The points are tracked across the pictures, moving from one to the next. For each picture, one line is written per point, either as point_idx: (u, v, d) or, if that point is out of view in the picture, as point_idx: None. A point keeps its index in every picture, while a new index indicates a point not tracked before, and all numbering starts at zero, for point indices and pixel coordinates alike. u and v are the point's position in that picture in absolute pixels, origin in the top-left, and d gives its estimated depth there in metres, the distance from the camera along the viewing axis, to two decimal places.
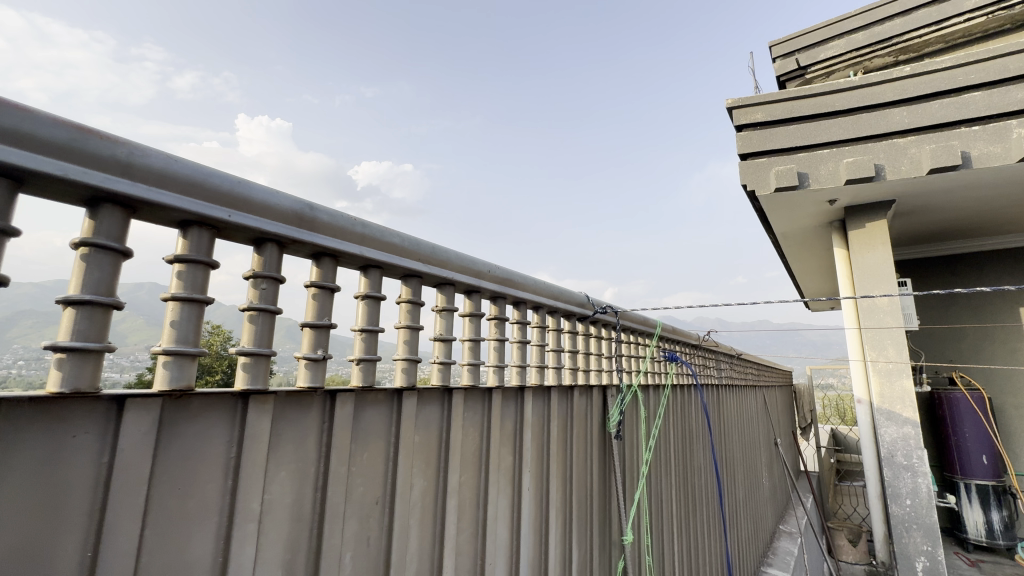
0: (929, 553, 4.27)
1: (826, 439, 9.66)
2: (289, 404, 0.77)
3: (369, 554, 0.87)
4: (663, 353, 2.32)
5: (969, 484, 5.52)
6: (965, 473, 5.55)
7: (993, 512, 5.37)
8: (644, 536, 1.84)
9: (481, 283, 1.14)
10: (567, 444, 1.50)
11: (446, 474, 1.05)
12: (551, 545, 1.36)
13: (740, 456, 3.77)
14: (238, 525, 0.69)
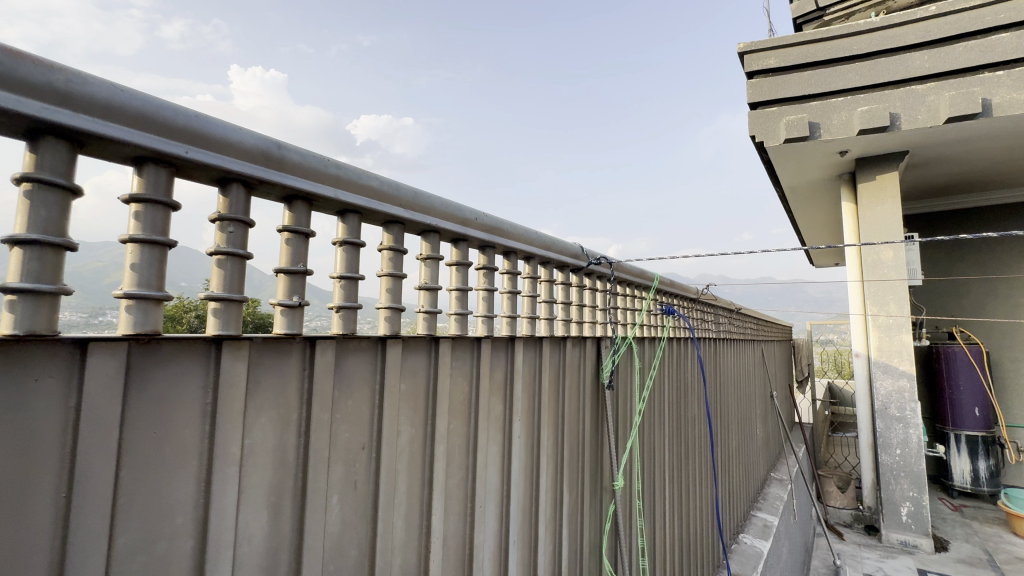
0: (913, 497, 5.01)
1: (821, 391, 9.86)
2: (266, 351, 0.76)
3: (357, 497, 0.89)
4: (661, 307, 2.31)
5: (960, 435, 5.67)
6: (957, 424, 5.69)
7: (980, 461, 5.56)
8: (635, 483, 1.89)
9: (468, 231, 1.11)
10: (559, 393, 1.51)
11: (434, 420, 1.06)
12: (542, 489, 1.40)
13: (737, 409, 3.86)
14: (220, 470, 0.69)
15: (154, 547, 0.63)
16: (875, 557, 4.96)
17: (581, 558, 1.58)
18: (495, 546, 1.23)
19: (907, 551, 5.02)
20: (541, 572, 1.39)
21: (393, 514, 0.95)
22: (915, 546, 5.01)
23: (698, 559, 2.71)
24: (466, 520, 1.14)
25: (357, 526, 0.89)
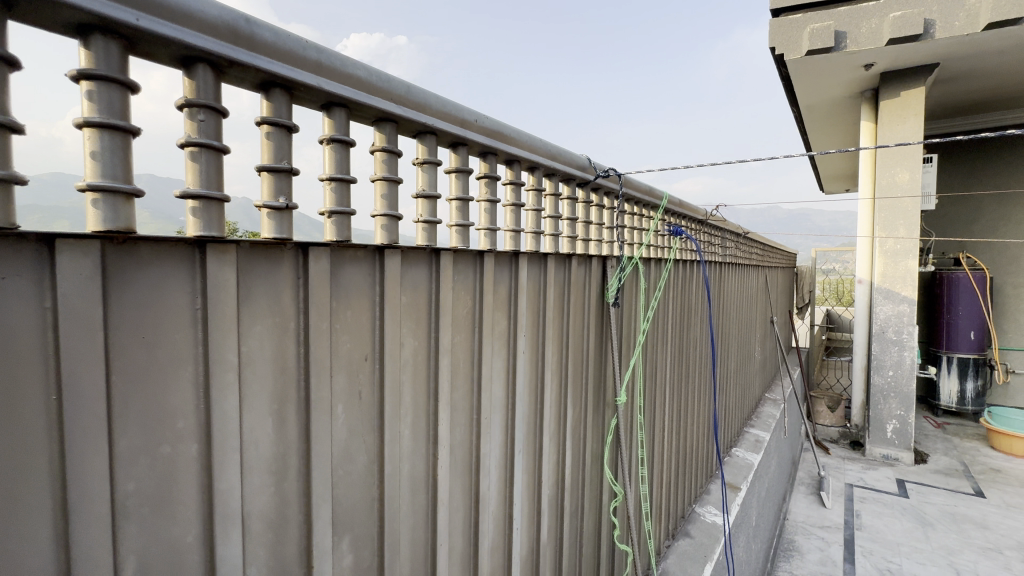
0: (900, 416, 5.87)
1: (820, 316, 10.03)
2: (255, 257, 0.71)
3: (362, 405, 0.88)
4: (669, 227, 2.24)
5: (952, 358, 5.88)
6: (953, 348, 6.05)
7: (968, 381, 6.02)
8: (637, 398, 1.92)
9: (468, 135, 1.02)
10: (564, 310, 1.50)
11: (438, 333, 1.04)
12: (548, 402, 1.43)
13: (737, 331, 3.90)
14: (218, 376, 0.67)
15: (156, 450, 0.62)
16: (858, 466, 6.01)
17: (584, 468, 1.65)
18: (502, 456, 1.27)
19: (888, 462, 6.00)
20: (548, 478, 1.45)
21: (400, 422, 0.96)
22: (896, 459, 5.98)
23: (692, 469, 2.86)
24: (472, 431, 1.16)
25: (363, 433, 0.89)
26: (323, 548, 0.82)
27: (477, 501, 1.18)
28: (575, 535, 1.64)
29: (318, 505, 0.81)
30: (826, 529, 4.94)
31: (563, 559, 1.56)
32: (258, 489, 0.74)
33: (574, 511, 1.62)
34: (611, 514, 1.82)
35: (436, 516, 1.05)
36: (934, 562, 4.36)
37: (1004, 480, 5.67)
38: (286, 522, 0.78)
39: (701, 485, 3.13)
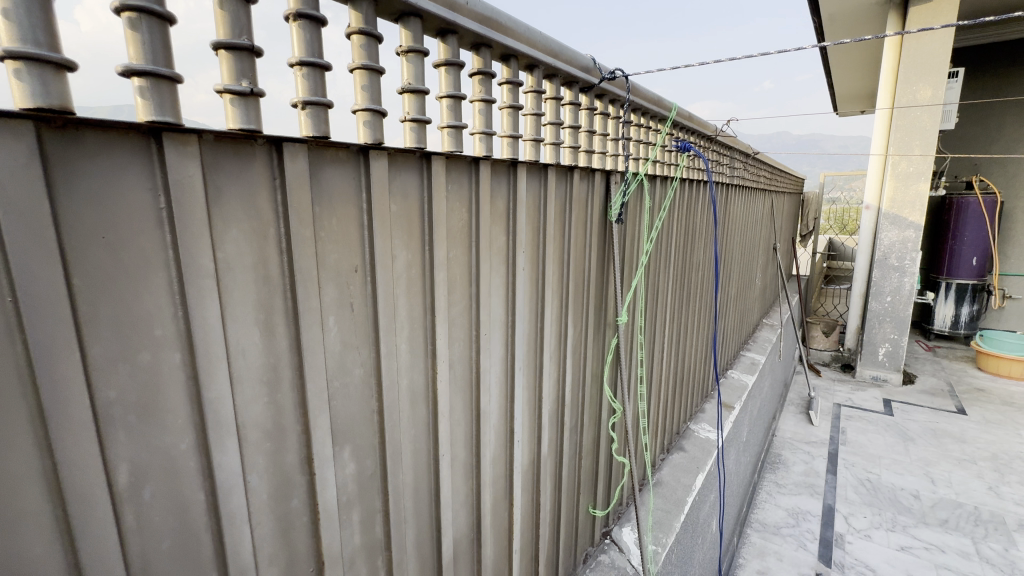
0: (893, 339, 6.14)
1: (823, 244, 9.99)
2: (223, 153, 0.64)
3: (355, 318, 0.85)
4: (676, 142, 2.11)
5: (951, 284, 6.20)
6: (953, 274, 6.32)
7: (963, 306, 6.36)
8: (637, 319, 1.92)
9: (458, 20, 0.91)
10: (565, 227, 1.44)
11: (432, 246, 0.98)
12: (548, 321, 1.41)
13: (740, 256, 3.85)
14: (194, 283, 0.63)
15: (135, 358, 0.59)
16: (847, 389, 6.35)
17: (584, 386, 1.68)
18: (502, 373, 1.26)
19: (876, 383, 6.37)
20: (548, 395, 1.47)
21: (395, 336, 0.93)
22: (884, 380, 6.34)
23: (688, 389, 2.93)
24: (471, 348, 1.14)
25: (358, 347, 0.87)
26: (324, 457, 0.83)
27: (478, 415, 1.19)
28: (574, 448, 1.70)
29: (316, 415, 0.80)
30: (812, 445, 5.22)
31: (563, 471, 1.62)
32: (252, 399, 0.72)
33: (574, 425, 1.67)
34: (610, 429, 1.88)
35: (438, 428, 1.06)
36: (911, 473, 4.70)
37: (986, 399, 5.94)
38: (284, 433, 0.77)
39: (696, 405, 3.24)
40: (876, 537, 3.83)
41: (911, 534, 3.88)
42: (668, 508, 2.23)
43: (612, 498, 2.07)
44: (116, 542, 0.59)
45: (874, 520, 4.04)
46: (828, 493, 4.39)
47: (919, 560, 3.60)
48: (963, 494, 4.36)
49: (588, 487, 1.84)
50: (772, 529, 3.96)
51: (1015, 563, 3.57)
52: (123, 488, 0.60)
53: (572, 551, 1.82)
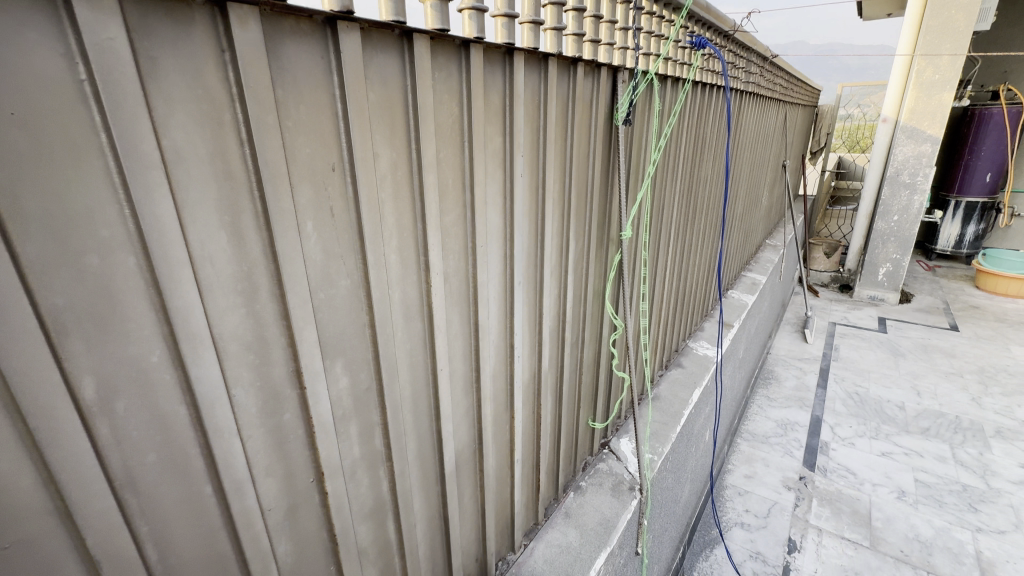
0: (895, 259, 6.26)
1: (832, 163, 9.68)
2: (152, 14, 0.53)
3: (336, 225, 0.77)
4: (690, 37, 1.90)
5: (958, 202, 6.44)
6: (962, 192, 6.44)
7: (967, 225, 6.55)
8: (642, 234, 1.83)
9: None
10: (567, 130, 1.31)
11: (420, 146, 0.88)
12: (548, 234, 1.33)
13: (748, 173, 3.68)
14: (138, 176, 0.54)
15: (81, 261, 0.52)
16: (844, 308, 6.49)
17: (585, 302, 1.64)
18: (501, 287, 1.21)
19: (873, 303, 6.53)
20: (548, 311, 1.44)
21: (384, 245, 0.86)
22: (881, 299, 6.50)
23: (688, 308, 2.92)
24: (467, 260, 1.08)
25: (342, 256, 0.80)
26: (314, 370, 0.79)
27: (477, 330, 1.15)
28: (574, 365, 1.69)
29: (301, 327, 0.75)
30: (804, 361, 5.36)
31: (563, 386, 1.63)
32: (227, 309, 0.66)
33: (574, 341, 1.65)
34: (610, 345, 1.88)
35: (435, 343, 1.02)
36: (898, 386, 4.88)
37: (979, 316, 6.04)
38: (268, 345, 0.72)
39: (695, 323, 3.25)
40: (860, 444, 4.04)
41: (893, 441, 4.09)
42: (665, 420, 2.31)
43: (611, 412, 2.11)
44: (92, 456, 0.56)
45: (858, 429, 4.23)
46: (816, 406, 4.57)
47: (898, 464, 3.82)
48: (946, 405, 4.54)
49: (588, 401, 1.87)
50: (761, 438, 4.15)
51: (988, 465, 3.79)
52: (91, 403, 0.55)
53: (571, 460, 1.89)
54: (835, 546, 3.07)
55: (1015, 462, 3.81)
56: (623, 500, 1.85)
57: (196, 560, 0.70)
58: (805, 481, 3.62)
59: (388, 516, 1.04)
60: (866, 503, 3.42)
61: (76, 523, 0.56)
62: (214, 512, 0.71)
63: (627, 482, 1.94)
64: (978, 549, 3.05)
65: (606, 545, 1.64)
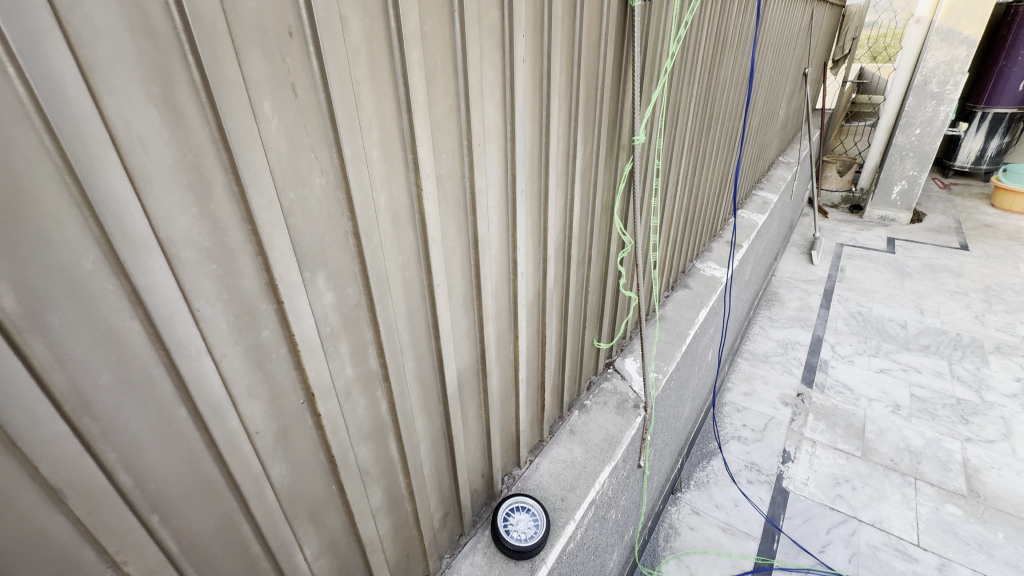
0: (911, 176, 6.04)
1: (853, 74, 9.03)
2: None
3: (302, 109, 0.64)
4: None
5: (985, 114, 6.31)
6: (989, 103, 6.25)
7: (990, 140, 6.44)
8: (656, 140, 1.67)
9: None
10: (576, 9, 1.12)
11: (399, 14, 0.72)
12: (553, 137, 1.19)
13: (769, 80, 3.39)
14: (17, 19, 0.41)
15: None
16: (853, 229, 6.35)
17: (592, 217, 1.52)
18: (502, 197, 1.09)
19: (883, 223, 6.42)
20: (553, 225, 1.33)
21: (363, 138, 0.74)
22: (892, 220, 6.38)
23: (698, 227, 2.78)
24: (462, 162, 0.95)
25: (313, 147, 0.67)
26: (291, 282, 0.69)
27: (476, 243, 1.04)
28: (580, 283, 1.61)
29: (270, 231, 0.65)
30: (809, 282, 5.30)
31: (569, 305, 1.56)
32: (175, 208, 0.55)
33: (580, 259, 1.56)
34: (618, 264, 1.78)
35: (429, 255, 0.92)
36: (902, 305, 4.86)
37: (992, 235, 5.90)
38: (234, 253, 0.62)
39: (704, 244, 3.13)
40: (859, 362, 4.09)
41: (891, 359, 4.14)
42: (670, 339, 2.29)
43: (616, 332, 2.06)
44: (27, 377, 0.48)
45: (858, 348, 4.27)
46: (818, 326, 4.58)
47: (895, 380, 3.89)
48: (948, 323, 4.55)
49: (593, 322, 1.81)
50: (761, 357, 4.19)
51: (983, 379, 3.86)
52: (15, 317, 0.46)
53: (576, 380, 1.86)
54: (827, 456, 3.19)
55: (1010, 376, 3.87)
56: (628, 417, 1.86)
57: (180, 485, 0.65)
58: (803, 397, 3.70)
59: (390, 436, 1.00)
60: (861, 417, 3.51)
61: (23, 452, 0.49)
62: (192, 434, 0.64)
63: (631, 400, 1.95)
64: (965, 457, 3.17)
65: (610, 460, 1.68)
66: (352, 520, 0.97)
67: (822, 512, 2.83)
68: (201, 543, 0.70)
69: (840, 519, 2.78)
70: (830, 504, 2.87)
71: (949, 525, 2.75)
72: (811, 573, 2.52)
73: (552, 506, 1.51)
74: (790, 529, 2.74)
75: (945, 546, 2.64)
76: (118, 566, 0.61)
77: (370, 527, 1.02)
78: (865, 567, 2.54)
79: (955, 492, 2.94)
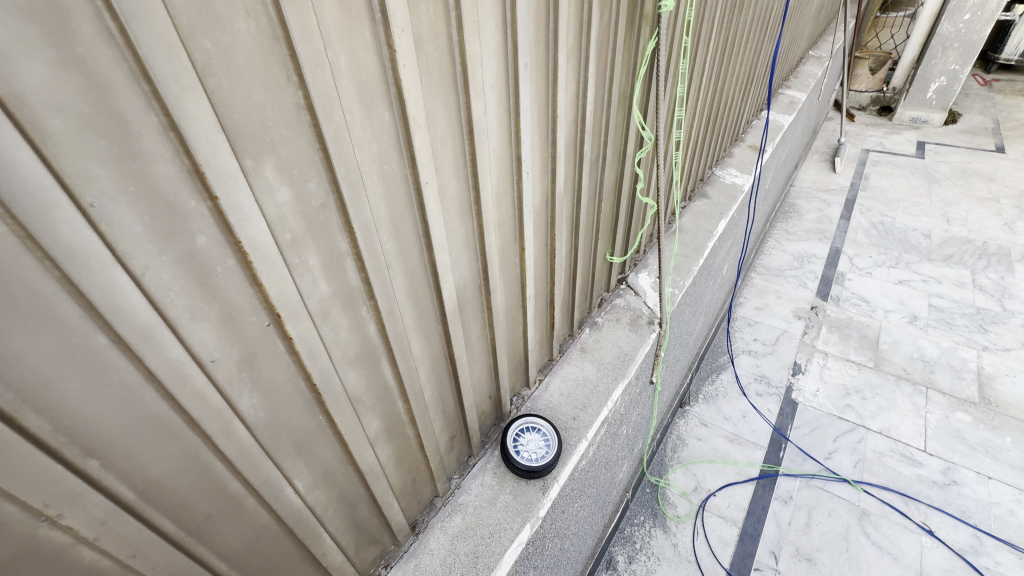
0: (951, 73, 5.55)
1: None
2: None
3: None
4: None
5: None
6: None
7: None
8: (686, 10, 1.39)
9: None
10: None
11: None
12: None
13: None
14: None
15: None
16: (880, 133, 5.89)
17: (607, 109, 1.30)
18: (500, 73, 0.89)
19: (914, 126, 5.95)
20: (564, 114, 1.12)
21: None
22: (924, 121, 5.91)
23: (721, 128, 2.50)
24: (448, 19, 0.74)
25: None
26: (227, 171, 0.53)
27: (471, 131, 0.86)
28: (592, 188, 1.42)
29: (179, 94, 0.47)
30: (830, 192, 4.99)
31: (581, 213, 1.39)
32: (15, 50, 0.37)
33: (593, 160, 1.36)
34: (636, 166, 1.58)
35: (413, 143, 0.74)
36: (928, 214, 4.61)
37: None
38: (131, 126, 0.45)
39: (725, 148, 2.85)
40: (878, 274, 3.94)
41: (912, 269, 3.98)
42: (687, 253, 2.13)
43: (630, 246, 1.90)
44: None
45: (878, 259, 4.09)
46: (837, 237, 4.37)
47: (914, 290, 3.76)
48: (975, 231, 4.32)
49: (606, 234, 1.64)
50: (775, 271, 4.02)
51: (1006, 288, 3.73)
52: None
53: (587, 296, 1.73)
54: (839, 368, 3.15)
55: None
56: (641, 333, 1.76)
57: (119, 426, 0.54)
58: (816, 311, 3.60)
59: (382, 361, 0.89)
60: (876, 328, 3.44)
61: None
62: (123, 366, 0.52)
63: (645, 316, 1.83)
64: (980, 366, 3.12)
65: (623, 377, 1.60)
66: (347, 451, 0.88)
67: (831, 422, 2.84)
68: (165, 486, 0.61)
69: (848, 428, 2.80)
70: (839, 415, 2.87)
71: (957, 431, 2.76)
72: (816, 478, 2.57)
73: (563, 426, 1.45)
74: (797, 439, 2.76)
75: (951, 451, 2.66)
76: (54, 520, 0.51)
77: (369, 456, 0.94)
78: (870, 472, 2.58)
79: (966, 400, 2.93)
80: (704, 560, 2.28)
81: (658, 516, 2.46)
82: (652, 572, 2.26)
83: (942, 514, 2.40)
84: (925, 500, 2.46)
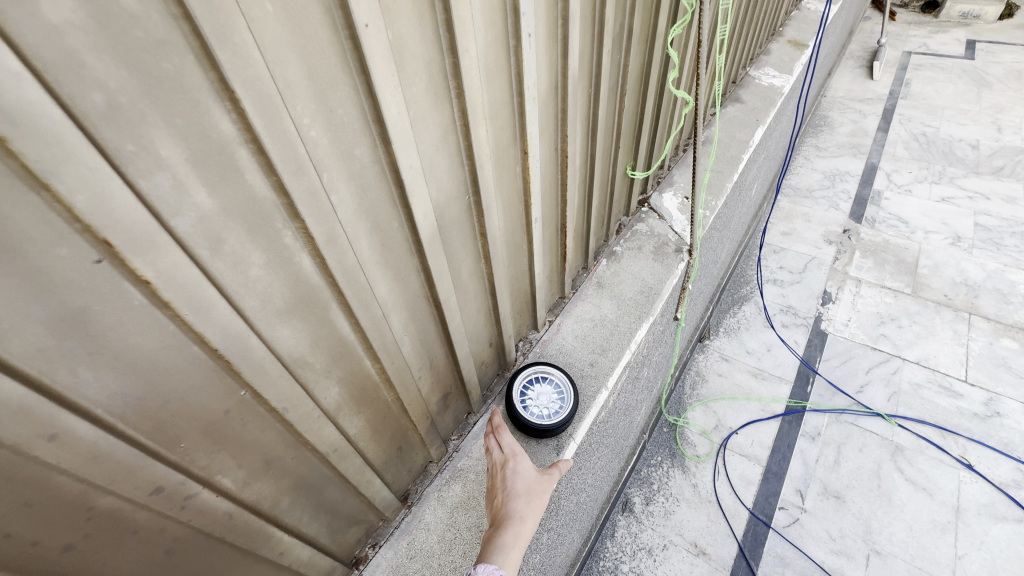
0: None
1: None
2: None
3: None
4: None
5: None
6: None
7: None
8: None
9: None
10: None
11: None
12: None
13: None
14: None
15: None
16: (925, 32, 5.20)
17: None
18: None
19: (964, 23, 5.26)
20: None
21: None
22: (975, 17, 5.21)
23: (761, 13, 2.06)
24: None
25: None
26: None
27: None
28: (614, 75, 1.09)
29: None
30: (866, 101, 4.46)
31: (600, 109, 1.07)
32: None
33: (616, 33, 1.02)
34: (667, 47, 1.23)
35: None
36: (976, 122, 4.12)
37: None
38: None
39: (761, 44, 2.40)
40: (918, 192, 3.56)
41: (956, 185, 3.59)
42: (720, 169, 1.80)
43: (654, 158, 1.57)
44: None
45: (918, 175, 3.70)
46: (874, 152, 3.93)
47: (958, 208, 3.40)
48: None
49: (628, 140, 1.32)
50: (804, 193, 3.64)
51: None
52: None
53: (604, 221, 1.44)
54: (873, 296, 2.89)
55: None
56: (668, 263, 1.49)
57: None
58: (849, 235, 3.27)
59: (332, 309, 0.63)
60: (915, 252, 3.13)
61: None
62: None
63: (672, 243, 1.55)
64: None
65: (648, 316, 1.35)
66: (295, 430, 0.65)
67: (864, 354, 2.63)
68: None
69: (883, 359, 2.59)
70: (872, 345, 2.66)
71: (1002, 359, 2.55)
72: (846, 413, 2.40)
73: (579, 374, 1.22)
74: (826, 372, 2.57)
75: (995, 381, 2.47)
76: None
77: (330, 434, 0.71)
78: (905, 405, 2.40)
79: (1012, 326, 2.69)
80: (725, 501, 2.17)
81: (676, 456, 2.32)
82: (671, 513, 2.15)
83: (983, 447, 2.24)
84: (965, 433, 2.29)
